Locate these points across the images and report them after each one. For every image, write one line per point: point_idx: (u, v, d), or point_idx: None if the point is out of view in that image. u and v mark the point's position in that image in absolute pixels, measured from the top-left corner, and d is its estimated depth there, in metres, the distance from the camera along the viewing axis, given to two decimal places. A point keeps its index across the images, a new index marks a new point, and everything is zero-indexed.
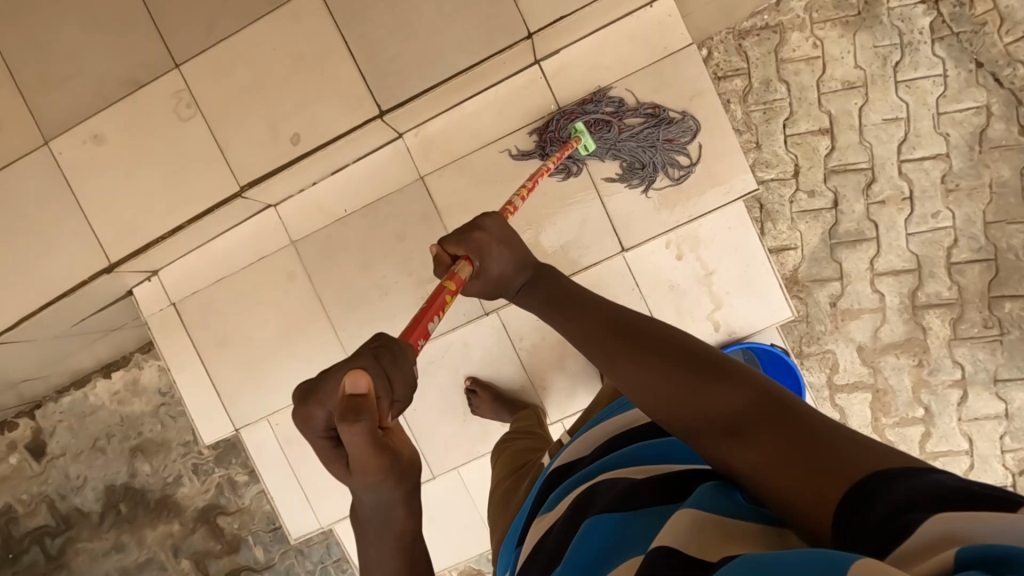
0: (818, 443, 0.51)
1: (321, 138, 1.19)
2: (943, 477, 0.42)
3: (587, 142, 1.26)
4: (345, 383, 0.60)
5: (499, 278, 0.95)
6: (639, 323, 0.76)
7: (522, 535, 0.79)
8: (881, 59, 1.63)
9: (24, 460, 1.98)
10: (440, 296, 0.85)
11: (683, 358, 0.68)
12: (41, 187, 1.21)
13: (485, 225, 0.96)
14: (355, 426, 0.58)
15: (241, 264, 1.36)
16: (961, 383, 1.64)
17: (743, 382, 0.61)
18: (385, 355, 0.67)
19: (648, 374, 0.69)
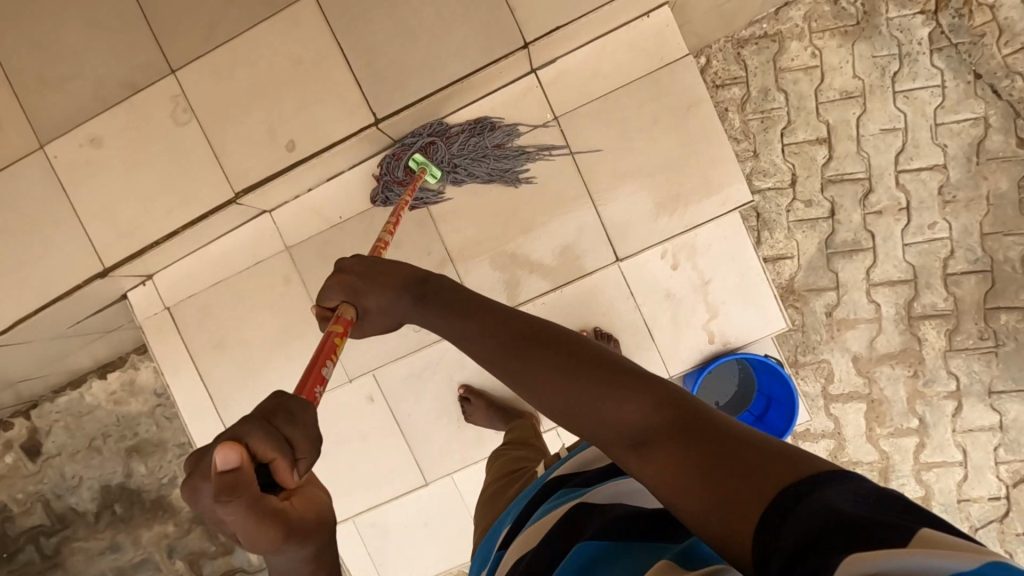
0: (724, 455, 0.52)
1: (317, 145, 1.19)
2: (843, 490, 0.44)
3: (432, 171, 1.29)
4: (214, 461, 0.55)
5: (386, 312, 0.87)
6: (542, 327, 0.72)
7: (505, 540, 0.80)
8: (879, 69, 1.62)
9: (20, 459, 1.99)
10: (329, 340, 0.83)
11: (589, 366, 0.66)
12: (39, 190, 1.21)
13: (347, 265, 0.89)
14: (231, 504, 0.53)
15: (237, 269, 1.37)
16: (956, 394, 1.64)
17: (646, 391, 0.61)
18: (278, 417, 0.63)
19: (558, 386, 0.67)
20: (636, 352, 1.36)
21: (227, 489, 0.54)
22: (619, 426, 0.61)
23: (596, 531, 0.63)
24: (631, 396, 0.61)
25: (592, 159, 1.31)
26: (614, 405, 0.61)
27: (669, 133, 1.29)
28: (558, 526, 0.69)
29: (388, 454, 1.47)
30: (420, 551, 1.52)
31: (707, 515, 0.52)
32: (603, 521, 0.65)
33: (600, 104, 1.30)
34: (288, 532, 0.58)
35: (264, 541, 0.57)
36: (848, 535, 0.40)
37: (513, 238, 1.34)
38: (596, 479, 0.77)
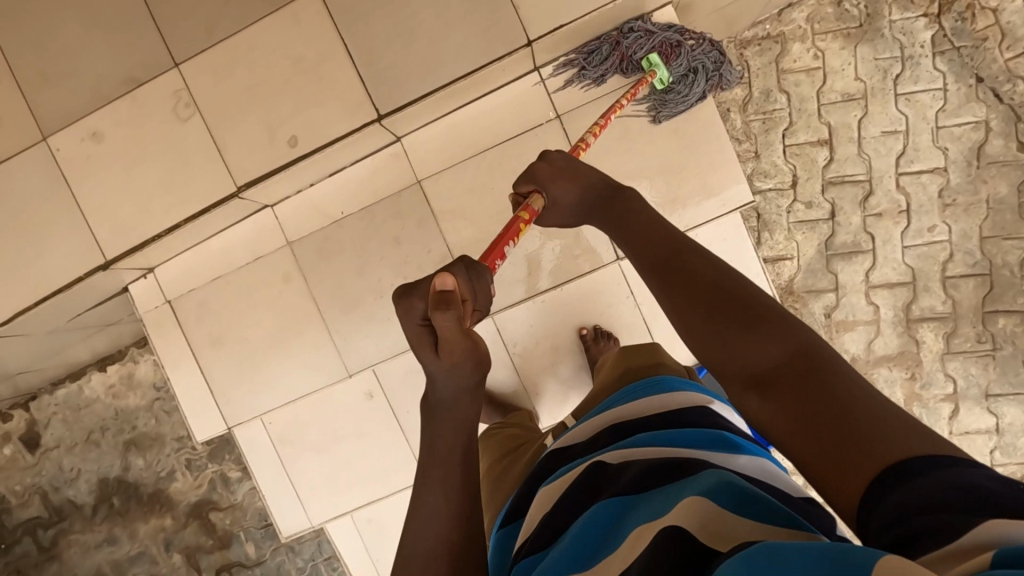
0: (850, 416, 0.55)
1: (318, 142, 1.19)
2: (971, 471, 0.45)
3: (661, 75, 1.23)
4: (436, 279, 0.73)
5: (561, 210, 0.94)
6: (697, 262, 0.75)
7: (517, 511, 0.80)
8: (881, 72, 1.63)
9: (18, 451, 1.99)
10: (514, 224, 0.86)
11: (735, 307, 0.69)
12: (38, 183, 1.20)
13: (552, 158, 0.93)
14: (446, 313, 0.70)
15: (237, 264, 1.37)
16: (953, 397, 1.64)
17: (794, 338, 0.64)
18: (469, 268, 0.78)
19: (698, 322, 0.71)
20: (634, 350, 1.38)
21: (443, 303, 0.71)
22: (753, 368, 0.65)
23: (611, 492, 0.65)
24: (775, 343, 0.64)
25: (592, 159, 1.31)
26: (756, 346, 0.65)
27: (670, 133, 1.29)
28: (576, 489, 0.69)
29: (384, 452, 1.43)
30: None
31: (817, 464, 0.56)
32: (620, 480, 0.66)
33: (601, 104, 1.30)
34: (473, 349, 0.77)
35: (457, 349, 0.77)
36: (964, 508, 0.42)
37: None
38: (601, 444, 0.79)
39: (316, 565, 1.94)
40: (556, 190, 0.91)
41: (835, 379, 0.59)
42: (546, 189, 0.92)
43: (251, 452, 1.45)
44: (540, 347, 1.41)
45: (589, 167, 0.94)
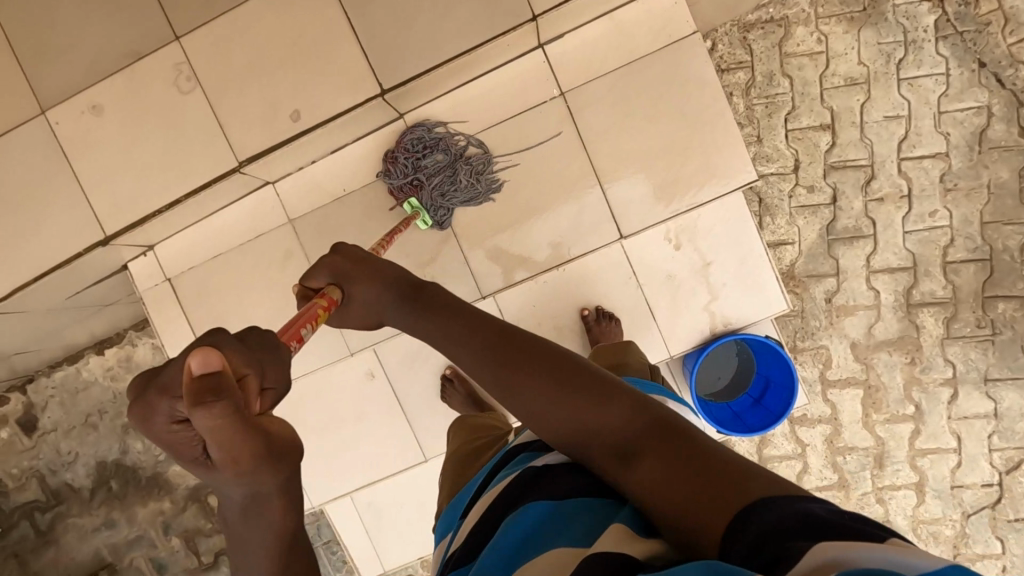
0: (698, 467, 0.60)
1: (321, 117, 1.17)
2: (809, 501, 0.51)
3: (424, 216, 1.29)
4: (193, 363, 0.57)
5: (366, 314, 0.95)
6: (528, 343, 0.80)
7: (466, 506, 0.84)
8: (884, 56, 1.62)
9: (15, 434, 1.98)
10: (312, 309, 0.85)
11: (574, 382, 0.74)
12: (37, 157, 1.19)
13: (343, 251, 0.97)
14: (215, 405, 0.55)
15: (237, 242, 1.35)
16: (953, 382, 1.65)
17: (633, 404, 0.70)
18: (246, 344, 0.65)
19: (542, 400, 0.74)
20: (638, 331, 1.35)
21: (210, 391, 0.56)
22: (607, 435, 0.69)
23: (543, 492, 0.70)
24: (619, 409, 0.70)
25: (598, 137, 1.29)
26: (600, 416, 0.70)
27: (676, 111, 1.28)
28: (515, 486, 0.74)
29: (387, 434, 1.47)
30: (414, 529, 1.54)
31: (672, 516, 0.59)
32: (550, 481, 0.71)
33: (605, 83, 1.28)
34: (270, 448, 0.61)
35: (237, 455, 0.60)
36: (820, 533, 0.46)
37: (516, 215, 1.33)
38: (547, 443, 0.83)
39: None
40: (356, 292, 0.94)
41: (679, 435, 0.65)
42: (347, 292, 0.94)
43: None
44: None
45: (392, 265, 0.98)
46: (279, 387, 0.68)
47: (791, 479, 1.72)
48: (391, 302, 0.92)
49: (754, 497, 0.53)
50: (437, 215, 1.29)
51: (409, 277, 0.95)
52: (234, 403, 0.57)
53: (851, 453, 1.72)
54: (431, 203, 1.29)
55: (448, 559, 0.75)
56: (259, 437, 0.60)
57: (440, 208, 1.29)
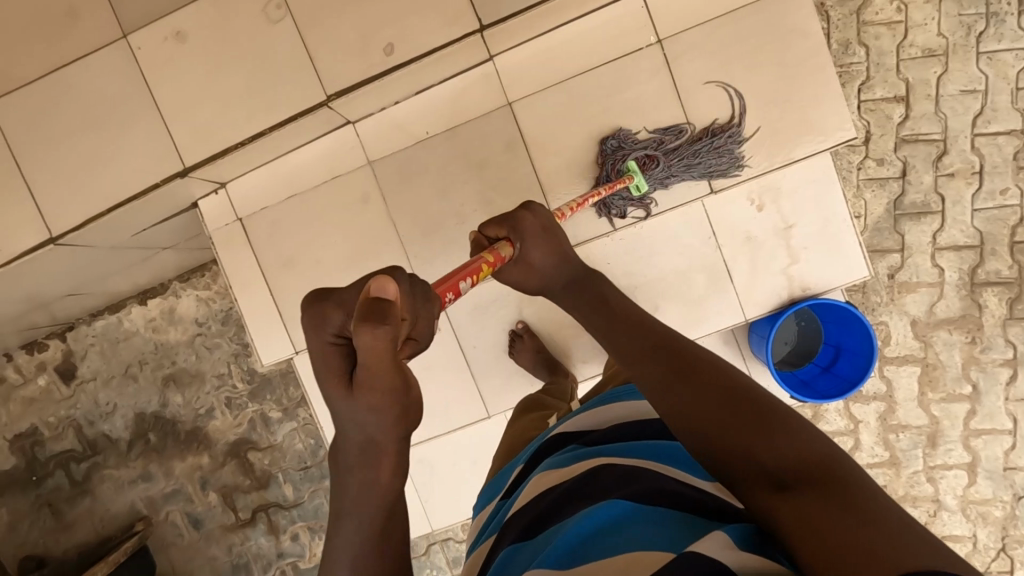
0: (861, 520, 0.50)
1: (413, 52, 1.20)
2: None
3: (640, 181, 1.29)
4: (373, 285, 0.66)
5: (537, 271, 0.96)
6: (701, 358, 0.75)
7: (517, 485, 0.86)
8: (964, 28, 1.58)
9: (53, 382, 1.95)
10: (476, 263, 0.85)
11: (737, 401, 0.67)
12: (129, 85, 1.24)
13: (533, 214, 0.97)
14: (380, 328, 0.62)
15: (315, 182, 1.40)
16: (1012, 362, 1.64)
17: (806, 447, 0.61)
18: (418, 284, 0.73)
19: (692, 408, 0.69)
20: (713, 291, 1.37)
21: (378, 314, 0.63)
22: (760, 459, 0.62)
23: (626, 488, 0.68)
24: (778, 438, 0.62)
25: (694, 83, 1.31)
26: (755, 438, 0.63)
27: (768, 65, 1.29)
28: (587, 481, 0.72)
29: (448, 387, 1.47)
30: (466, 489, 1.55)
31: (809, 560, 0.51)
32: (625, 479, 0.70)
33: (706, 30, 1.29)
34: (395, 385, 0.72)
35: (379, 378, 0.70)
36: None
37: (605, 161, 1.34)
38: (617, 442, 0.80)
39: None
40: (536, 255, 0.95)
41: (851, 488, 0.54)
42: (528, 250, 0.95)
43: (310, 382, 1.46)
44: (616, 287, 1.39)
45: (567, 245, 1.01)
46: (425, 341, 0.76)
47: None
48: (565, 278, 0.98)
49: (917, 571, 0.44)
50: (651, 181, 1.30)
51: (586, 272, 0.99)
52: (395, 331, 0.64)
53: (904, 431, 1.71)
54: (646, 165, 1.30)
55: (503, 532, 0.76)
56: (389, 367, 0.69)
57: (658, 184, 1.32)
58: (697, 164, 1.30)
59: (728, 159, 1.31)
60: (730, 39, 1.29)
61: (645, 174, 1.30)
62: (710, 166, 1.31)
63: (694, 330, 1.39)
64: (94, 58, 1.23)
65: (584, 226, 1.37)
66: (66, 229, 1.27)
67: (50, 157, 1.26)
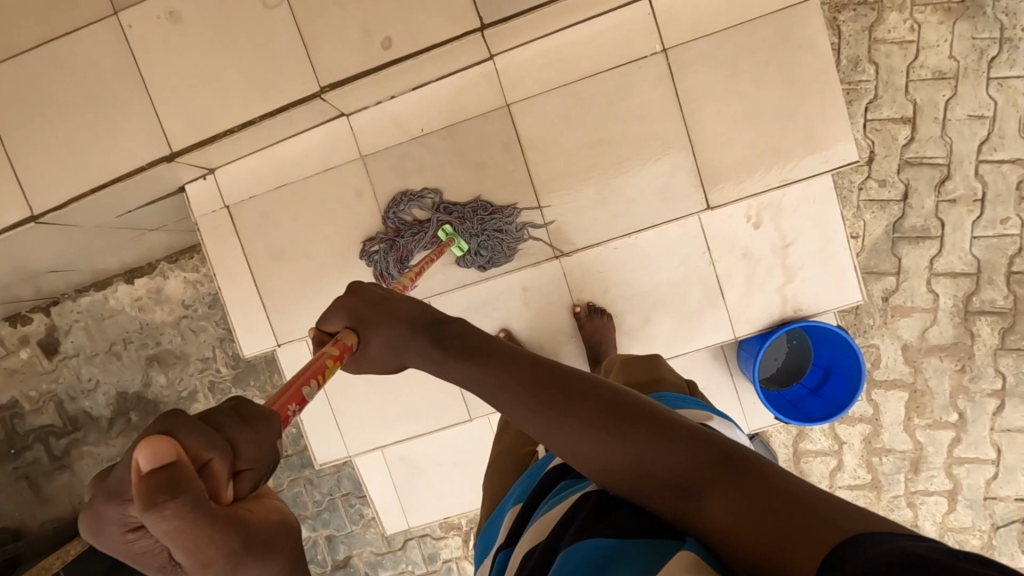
0: (784, 503, 0.51)
1: (412, 47, 1.17)
2: (906, 541, 0.41)
3: (459, 243, 1.33)
4: (139, 458, 0.42)
5: (392, 351, 0.81)
6: (559, 372, 0.70)
7: (513, 533, 0.75)
8: (977, 52, 1.55)
9: (35, 355, 1.93)
10: (319, 361, 0.75)
11: (625, 415, 0.64)
12: (121, 65, 1.22)
13: (359, 291, 0.84)
14: (168, 503, 0.41)
15: (307, 172, 1.37)
16: (1000, 393, 1.63)
17: (697, 443, 0.60)
18: (231, 411, 0.53)
19: (583, 441, 0.64)
20: (705, 307, 1.36)
21: (165, 487, 0.42)
22: (665, 471, 0.60)
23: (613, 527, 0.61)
24: (671, 441, 0.61)
25: (697, 95, 1.28)
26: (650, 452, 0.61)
27: (775, 81, 1.26)
28: (576, 518, 0.65)
29: (432, 389, 1.46)
30: (445, 489, 1.55)
31: (760, 547, 0.50)
32: (614, 518, 0.63)
33: (716, 40, 1.26)
34: (247, 546, 0.46)
35: (211, 558, 0.45)
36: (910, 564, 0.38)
37: (604, 167, 1.32)
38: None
39: (334, 501, 1.79)
40: (376, 337, 0.81)
41: (755, 469, 0.56)
42: (364, 336, 0.82)
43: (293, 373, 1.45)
44: (606, 296, 1.38)
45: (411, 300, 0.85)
46: (267, 462, 0.53)
47: (824, 475, 1.71)
48: (417, 343, 0.79)
49: (852, 534, 0.45)
50: (471, 243, 1.33)
51: (432, 316, 0.81)
52: (198, 495, 0.43)
53: (888, 455, 1.70)
54: (460, 226, 1.33)
55: None
56: (236, 533, 0.45)
57: (478, 246, 1.34)
58: (490, 229, 1.33)
59: (513, 215, 1.33)
60: (736, 52, 1.26)
61: (460, 233, 1.33)
62: (507, 228, 1.33)
63: (683, 345, 1.37)
64: (86, 34, 1.20)
65: (579, 234, 1.34)
66: (48, 207, 1.24)
67: (36, 131, 1.23)
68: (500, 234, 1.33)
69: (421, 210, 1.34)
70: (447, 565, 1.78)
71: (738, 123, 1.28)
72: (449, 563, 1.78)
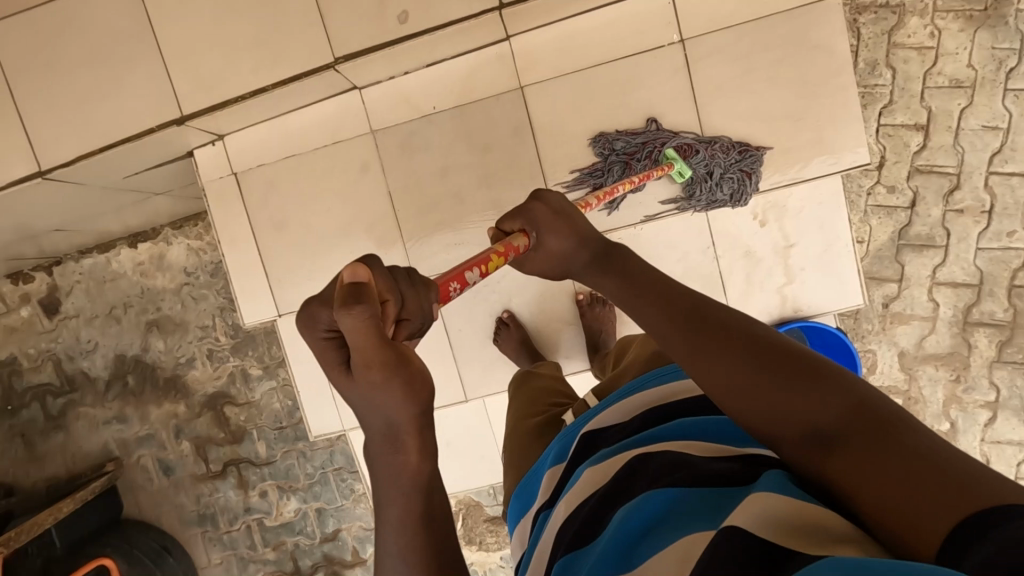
0: (927, 473, 0.46)
1: (428, 23, 1.16)
2: None
3: (681, 168, 1.27)
4: (345, 273, 0.57)
5: (559, 262, 0.82)
6: (718, 309, 0.66)
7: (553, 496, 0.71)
8: (996, 62, 1.54)
9: (36, 314, 1.94)
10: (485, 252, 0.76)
11: (778, 356, 0.59)
12: (135, 26, 1.21)
13: (548, 199, 0.82)
14: (355, 308, 0.54)
15: (316, 145, 1.37)
16: (993, 406, 1.64)
17: (848, 401, 0.53)
18: (401, 271, 0.64)
19: (723, 369, 0.60)
20: None
21: (355, 296, 0.54)
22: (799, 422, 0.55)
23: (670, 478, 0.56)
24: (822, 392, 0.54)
25: (712, 88, 1.27)
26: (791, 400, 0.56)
27: (791, 78, 1.26)
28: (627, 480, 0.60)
29: (430, 367, 1.46)
30: (439, 468, 1.57)
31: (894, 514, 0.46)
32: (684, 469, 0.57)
33: (734, 35, 1.25)
34: (398, 364, 0.59)
35: (374, 362, 0.58)
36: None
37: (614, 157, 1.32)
38: (656, 427, 0.66)
39: (324, 474, 1.89)
40: (547, 242, 0.81)
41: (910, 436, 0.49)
42: (541, 240, 0.81)
43: (292, 344, 1.46)
44: None
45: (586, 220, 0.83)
46: (423, 317, 0.64)
47: None
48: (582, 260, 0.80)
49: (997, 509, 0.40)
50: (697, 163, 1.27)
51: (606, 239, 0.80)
52: (374, 311, 0.55)
53: None
54: (685, 155, 1.28)
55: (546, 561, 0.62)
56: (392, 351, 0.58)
57: (710, 170, 1.28)
58: (713, 153, 1.27)
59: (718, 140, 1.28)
60: (754, 48, 1.25)
61: (686, 160, 1.28)
62: (718, 149, 1.27)
63: None
64: None
65: (585, 222, 1.34)
66: (55, 164, 1.24)
67: (45, 88, 1.23)
68: (721, 157, 1.28)
69: (630, 146, 1.30)
70: None
71: (751, 119, 1.27)
72: None
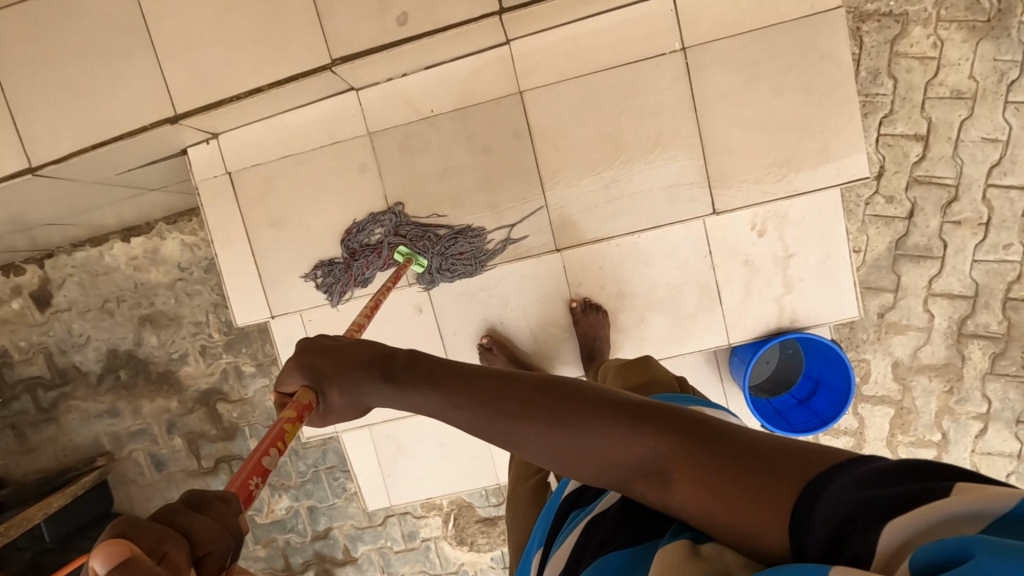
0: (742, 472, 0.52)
1: (427, 25, 1.14)
2: (859, 470, 0.46)
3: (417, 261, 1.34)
4: (95, 564, 0.40)
5: (355, 395, 0.76)
6: (511, 383, 0.68)
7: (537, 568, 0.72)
8: (997, 74, 1.53)
9: (27, 306, 1.92)
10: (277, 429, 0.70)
11: (584, 410, 0.63)
12: (131, 20, 1.20)
13: (313, 345, 0.79)
14: None
15: (313, 145, 1.35)
16: (984, 417, 1.65)
17: (668, 426, 0.59)
18: (173, 512, 0.48)
19: (557, 444, 0.63)
20: (703, 311, 1.36)
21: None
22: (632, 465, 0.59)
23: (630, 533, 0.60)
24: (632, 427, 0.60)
25: (713, 97, 1.27)
26: (619, 446, 0.60)
27: (794, 89, 1.25)
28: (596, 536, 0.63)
29: None
30: (431, 472, 1.56)
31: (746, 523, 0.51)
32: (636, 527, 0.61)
33: (737, 42, 1.24)
34: None
35: None
36: (865, 510, 0.43)
37: (611, 164, 1.31)
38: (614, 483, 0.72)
39: (317, 474, 1.80)
40: (334, 391, 0.76)
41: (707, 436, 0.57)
42: (322, 391, 0.77)
43: (285, 345, 1.45)
44: (603, 292, 1.37)
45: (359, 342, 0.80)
46: (228, 540, 0.50)
47: None
48: (373, 385, 0.74)
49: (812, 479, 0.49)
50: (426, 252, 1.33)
51: (383, 353, 0.76)
52: None
53: None
54: (415, 245, 1.34)
55: None
56: None
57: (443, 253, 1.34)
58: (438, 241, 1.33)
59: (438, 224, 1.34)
60: (757, 56, 1.24)
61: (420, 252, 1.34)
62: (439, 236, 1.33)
63: (677, 347, 1.38)
64: None
65: (584, 228, 1.33)
66: (47, 160, 1.22)
67: (38, 82, 1.21)
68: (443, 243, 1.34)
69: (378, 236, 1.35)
70: (425, 544, 1.80)
71: (751, 130, 1.27)
72: (427, 543, 1.80)
